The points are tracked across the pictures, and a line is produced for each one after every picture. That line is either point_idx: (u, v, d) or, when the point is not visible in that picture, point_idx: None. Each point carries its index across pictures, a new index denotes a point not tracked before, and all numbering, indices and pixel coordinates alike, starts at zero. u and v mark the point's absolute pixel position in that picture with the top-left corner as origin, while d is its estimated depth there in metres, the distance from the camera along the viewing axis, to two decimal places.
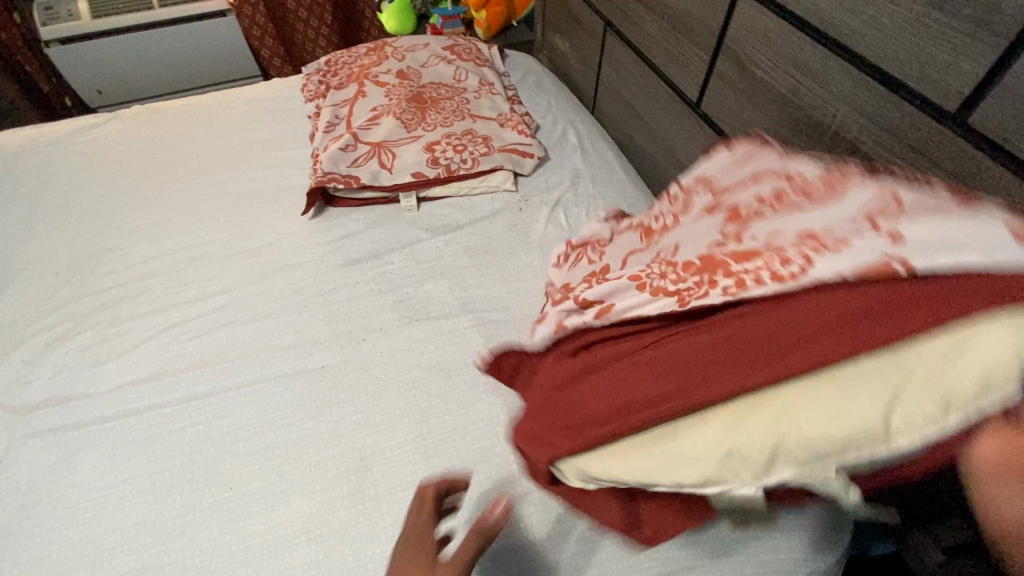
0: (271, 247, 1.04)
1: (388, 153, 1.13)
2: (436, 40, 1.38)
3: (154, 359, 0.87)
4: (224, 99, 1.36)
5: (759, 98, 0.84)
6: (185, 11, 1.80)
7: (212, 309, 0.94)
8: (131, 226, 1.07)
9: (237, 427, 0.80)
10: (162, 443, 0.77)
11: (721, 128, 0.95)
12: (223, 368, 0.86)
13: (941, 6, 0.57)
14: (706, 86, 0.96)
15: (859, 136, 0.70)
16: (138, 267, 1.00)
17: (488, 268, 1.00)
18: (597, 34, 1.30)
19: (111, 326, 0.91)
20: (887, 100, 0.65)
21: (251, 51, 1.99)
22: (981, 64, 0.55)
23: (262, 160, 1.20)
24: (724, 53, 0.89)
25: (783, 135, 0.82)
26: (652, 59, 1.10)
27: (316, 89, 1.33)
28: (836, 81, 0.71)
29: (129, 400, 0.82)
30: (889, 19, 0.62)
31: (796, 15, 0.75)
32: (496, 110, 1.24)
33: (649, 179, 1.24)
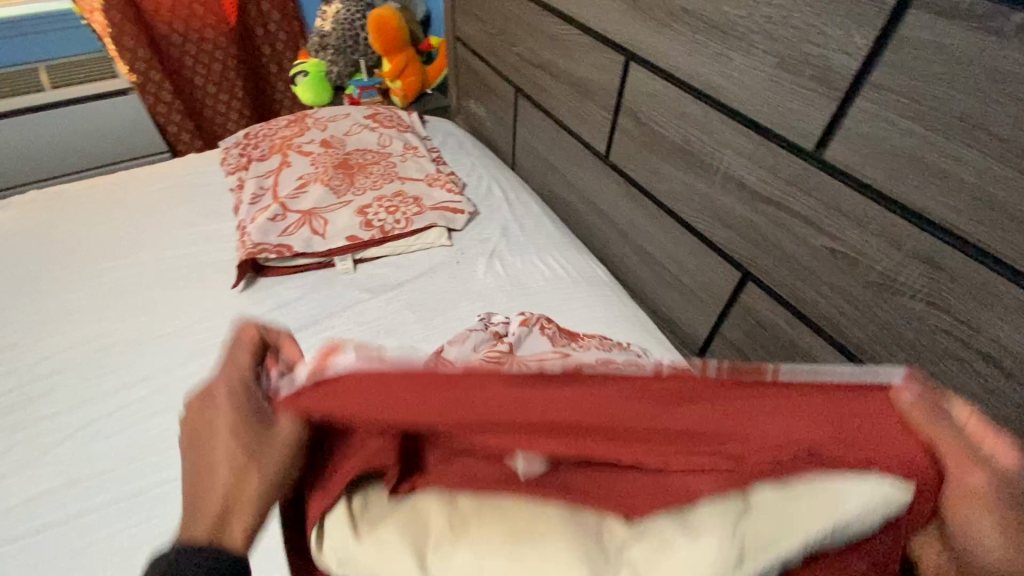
0: (199, 325, 0.99)
1: (320, 220, 1.14)
2: (356, 109, 1.43)
3: (69, 461, 0.79)
4: (134, 178, 1.31)
5: (658, 147, 0.96)
6: (81, 92, 1.75)
7: (135, 397, 0.87)
8: (32, 319, 0.98)
9: (175, 524, 0.74)
10: (87, 556, 0.70)
11: (629, 175, 1.07)
12: (154, 460, 0.80)
13: (788, 68, 0.70)
14: (611, 140, 1.08)
15: (744, 174, 0.82)
16: (42, 363, 0.92)
17: (433, 322, 1.02)
18: (510, 99, 1.42)
19: (15, 432, 0.83)
20: (761, 143, 0.78)
21: (157, 128, 1.93)
22: (826, 112, 0.68)
23: (182, 236, 1.16)
24: (623, 110, 1.01)
25: (682, 177, 0.93)
26: (562, 119, 1.22)
27: (236, 161, 1.33)
28: (719, 131, 0.83)
29: (43, 512, 0.74)
30: (750, 81, 0.75)
31: (677, 77, 0.88)
32: (422, 171, 1.30)
33: (573, 224, 1.34)
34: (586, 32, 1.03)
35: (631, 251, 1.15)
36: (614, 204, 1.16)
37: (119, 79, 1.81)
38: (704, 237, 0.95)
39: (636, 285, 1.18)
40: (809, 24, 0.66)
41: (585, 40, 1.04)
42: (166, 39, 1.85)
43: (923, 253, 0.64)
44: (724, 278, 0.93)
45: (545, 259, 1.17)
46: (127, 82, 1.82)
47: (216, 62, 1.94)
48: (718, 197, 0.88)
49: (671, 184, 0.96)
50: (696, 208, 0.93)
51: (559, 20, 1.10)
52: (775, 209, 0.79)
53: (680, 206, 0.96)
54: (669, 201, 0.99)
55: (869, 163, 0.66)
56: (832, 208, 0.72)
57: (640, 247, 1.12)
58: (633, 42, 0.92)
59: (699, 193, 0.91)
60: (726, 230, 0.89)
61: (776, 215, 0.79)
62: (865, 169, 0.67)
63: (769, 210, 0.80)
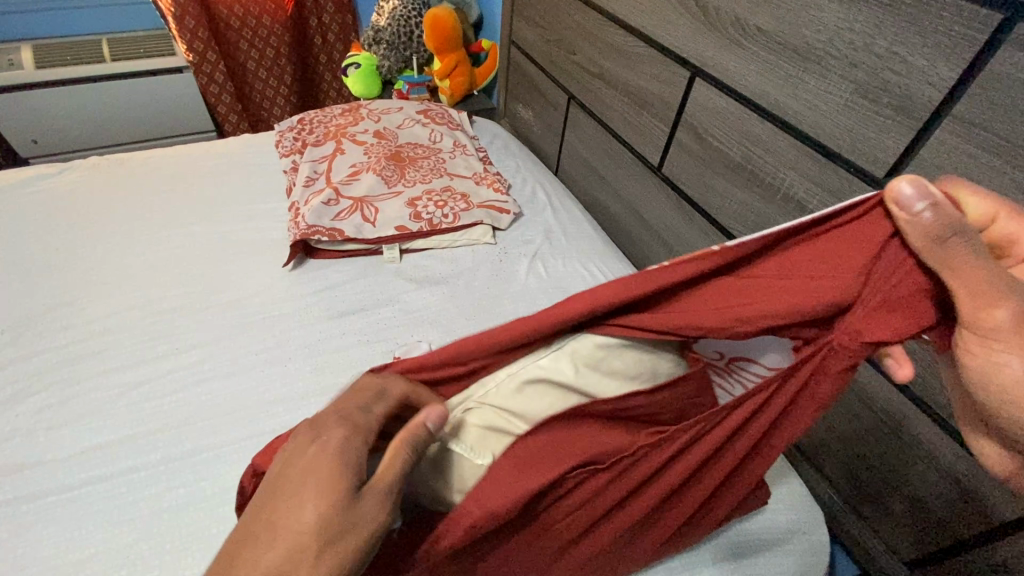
0: (246, 300, 1.04)
1: (371, 208, 1.18)
2: (409, 104, 1.46)
3: (125, 418, 0.85)
4: (193, 156, 1.37)
5: (716, 164, 0.97)
6: (135, 66, 1.79)
7: (186, 364, 0.93)
8: (90, 281, 1.04)
9: (221, 487, 0.78)
10: (136, 508, 0.75)
11: (682, 189, 1.08)
12: (201, 427, 0.85)
13: (866, 95, 0.70)
14: (666, 153, 1.09)
15: (805, 197, 0.83)
16: (100, 322, 0.98)
17: (476, 317, 1.05)
18: (562, 106, 1.44)
19: (73, 384, 0.89)
20: (827, 167, 0.78)
21: (208, 108, 1.98)
22: (902, 139, 0.68)
23: (234, 214, 1.22)
24: (682, 124, 1.02)
25: (738, 196, 0.95)
26: (615, 129, 1.24)
27: (291, 145, 1.38)
28: (783, 152, 0.84)
29: (96, 465, 0.79)
30: (823, 104, 0.76)
31: (743, 96, 0.88)
32: (471, 169, 1.33)
33: (617, 234, 1.36)
34: (651, 46, 1.05)
35: None
36: (657, 219, 1.19)
37: (176, 56, 1.85)
38: None
39: None
40: (892, 52, 0.66)
41: (649, 53, 1.06)
42: (225, 21, 1.89)
43: None
44: None
45: (587, 265, 1.18)
46: (183, 60, 1.85)
47: (270, 47, 1.98)
48: (776, 217, 0.89)
49: (725, 201, 0.98)
50: (751, 227, 0.94)
51: (624, 32, 1.11)
52: None
53: (733, 223, 0.98)
54: (721, 217, 1.00)
55: None
56: None
57: None
58: (701, 59, 0.94)
59: (755, 212, 0.92)
60: None
61: None
62: None
63: None
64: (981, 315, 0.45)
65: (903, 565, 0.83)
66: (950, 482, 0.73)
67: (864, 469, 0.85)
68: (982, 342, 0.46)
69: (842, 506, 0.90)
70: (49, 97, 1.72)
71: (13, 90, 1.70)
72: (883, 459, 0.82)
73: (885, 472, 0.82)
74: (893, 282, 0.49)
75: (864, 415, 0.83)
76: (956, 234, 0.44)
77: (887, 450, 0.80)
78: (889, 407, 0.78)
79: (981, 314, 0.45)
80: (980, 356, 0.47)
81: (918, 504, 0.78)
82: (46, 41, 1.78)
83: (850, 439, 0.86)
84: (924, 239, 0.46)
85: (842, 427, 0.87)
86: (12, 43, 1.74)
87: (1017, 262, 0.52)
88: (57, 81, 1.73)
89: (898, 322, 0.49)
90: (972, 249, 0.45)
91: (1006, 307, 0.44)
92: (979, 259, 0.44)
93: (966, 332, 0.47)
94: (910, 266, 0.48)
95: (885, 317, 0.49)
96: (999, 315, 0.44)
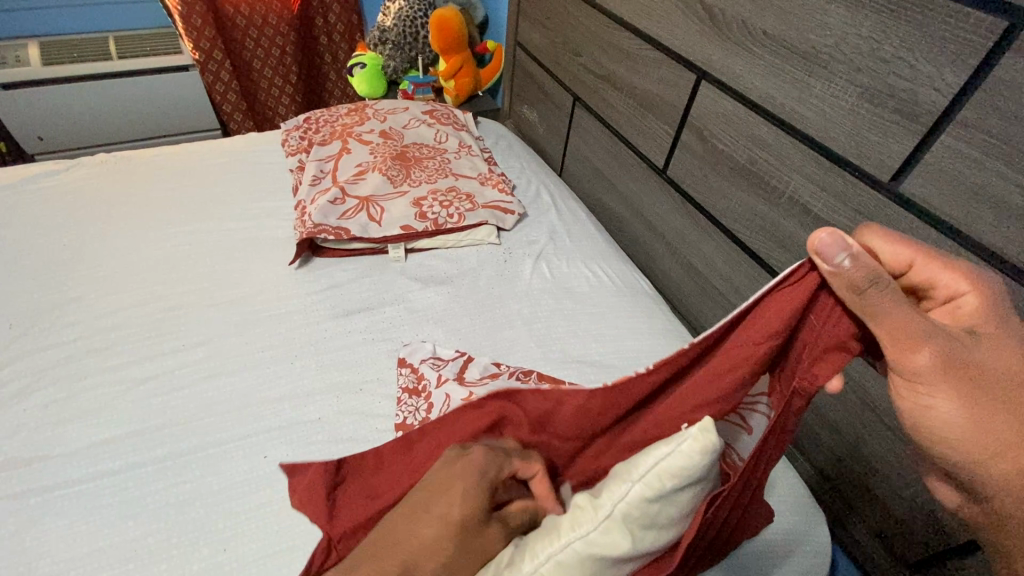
0: (252, 298, 1.05)
1: (376, 207, 1.19)
2: (414, 104, 1.47)
3: (132, 413, 0.86)
4: (199, 153, 1.38)
5: (721, 167, 0.98)
6: (141, 64, 1.80)
7: (192, 361, 0.93)
8: (97, 277, 1.05)
9: (227, 483, 0.79)
10: (142, 504, 0.76)
11: (686, 191, 1.08)
12: (207, 424, 0.85)
13: (872, 99, 0.71)
14: (671, 155, 1.10)
15: (810, 201, 0.83)
16: (107, 317, 0.99)
17: (481, 316, 1.06)
18: (567, 107, 1.45)
19: (79, 380, 0.89)
20: (832, 171, 0.79)
21: (213, 106, 1.99)
22: (907, 144, 0.69)
23: (239, 212, 1.22)
24: (687, 127, 1.03)
25: (743, 199, 0.95)
26: (620, 131, 1.24)
27: (297, 143, 1.39)
28: (788, 155, 0.84)
29: (103, 460, 0.80)
30: (829, 107, 0.76)
31: (748, 100, 0.89)
32: (475, 169, 1.33)
33: (621, 235, 1.36)
34: (658, 48, 1.05)
35: (677, 266, 1.18)
36: (660, 221, 1.20)
37: (182, 55, 1.86)
38: (759, 259, 0.97)
39: (680, 297, 1.20)
40: (899, 58, 0.67)
41: (655, 56, 1.06)
42: (231, 20, 1.89)
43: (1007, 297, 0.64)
44: None
45: (591, 266, 1.19)
46: (189, 58, 1.86)
47: (275, 46, 1.98)
48: (780, 220, 0.89)
49: (729, 204, 0.98)
50: (755, 230, 0.95)
51: (631, 35, 1.11)
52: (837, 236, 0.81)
53: (737, 227, 0.98)
54: (726, 221, 1.00)
55: (946, 199, 0.67)
56: None
57: (688, 261, 1.14)
58: (707, 62, 0.94)
59: (759, 215, 0.93)
60: (783, 253, 0.91)
61: None
62: (941, 205, 0.68)
63: None
64: (906, 358, 0.46)
65: (903, 568, 0.84)
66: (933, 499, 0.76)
67: (866, 474, 0.85)
68: (911, 385, 0.47)
69: (838, 512, 0.92)
70: (55, 94, 1.73)
71: (20, 86, 1.71)
72: (884, 464, 0.82)
73: (886, 479, 0.82)
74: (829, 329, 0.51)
75: (865, 421, 0.83)
76: (873, 283, 0.46)
77: (892, 455, 0.80)
78: (893, 412, 0.78)
79: (906, 359, 0.46)
80: (910, 398, 0.48)
81: (919, 509, 0.79)
82: (53, 38, 1.78)
83: (853, 444, 0.86)
84: (846, 291, 0.48)
85: (846, 433, 0.87)
86: (18, 40, 1.75)
87: (937, 304, 0.51)
88: (62, 78, 1.73)
89: (842, 359, 0.51)
90: (891, 297, 0.46)
91: (926, 351, 0.46)
92: (900, 307, 0.46)
93: (894, 377, 0.48)
94: (837, 314, 0.51)
95: (835, 362, 0.51)
96: (921, 358, 0.46)
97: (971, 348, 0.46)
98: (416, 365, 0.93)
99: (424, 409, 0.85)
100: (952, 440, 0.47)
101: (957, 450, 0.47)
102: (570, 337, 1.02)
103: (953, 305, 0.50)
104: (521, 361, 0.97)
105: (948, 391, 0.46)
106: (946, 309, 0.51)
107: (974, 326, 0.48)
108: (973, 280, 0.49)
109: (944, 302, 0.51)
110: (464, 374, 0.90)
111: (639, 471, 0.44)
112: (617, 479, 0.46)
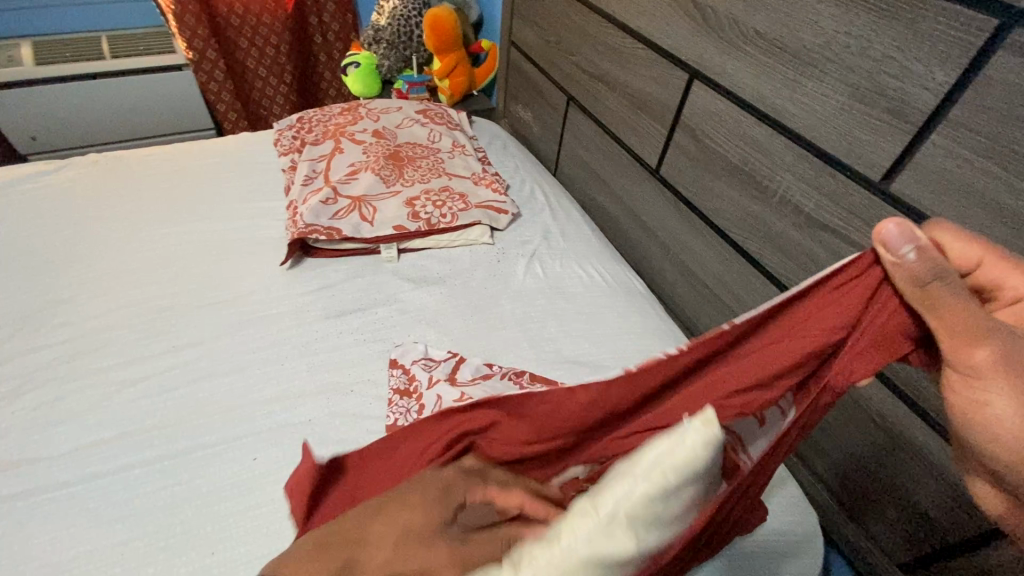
0: (243, 299, 1.04)
1: (369, 207, 1.18)
2: (408, 104, 1.46)
3: (120, 415, 0.85)
4: (191, 153, 1.37)
5: (714, 167, 0.97)
6: (135, 64, 1.79)
7: (181, 363, 0.93)
8: (86, 278, 1.04)
9: (216, 486, 0.78)
10: (131, 507, 0.75)
11: (679, 191, 1.08)
12: (197, 426, 0.85)
13: (862, 99, 0.71)
14: (664, 155, 1.09)
15: (802, 200, 0.83)
16: (96, 319, 0.98)
17: (474, 317, 1.05)
18: (561, 107, 1.44)
19: (67, 382, 0.88)
20: (823, 171, 0.79)
21: (207, 105, 1.98)
22: (898, 144, 0.69)
23: (231, 212, 1.22)
24: (680, 126, 1.02)
25: (735, 198, 0.95)
26: (614, 130, 1.24)
27: (290, 143, 1.38)
28: (781, 154, 0.84)
29: (91, 462, 0.79)
30: (820, 107, 0.76)
31: (740, 99, 0.89)
32: (469, 169, 1.33)
33: (615, 235, 1.36)
34: (650, 48, 1.05)
35: (671, 266, 1.18)
36: (654, 221, 1.19)
37: (175, 54, 1.85)
38: (752, 259, 0.96)
39: (675, 297, 1.20)
40: (889, 57, 0.66)
41: (647, 56, 1.06)
42: (225, 20, 1.88)
43: None
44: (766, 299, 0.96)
45: (584, 266, 1.18)
46: (183, 58, 1.85)
47: (269, 45, 1.97)
48: (773, 220, 0.89)
49: (722, 204, 0.98)
50: (748, 230, 0.94)
51: (623, 34, 1.11)
52: (828, 235, 0.81)
53: (731, 226, 0.98)
54: (719, 221, 1.00)
55: (937, 198, 0.67)
56: None
57: (682, 261, 1.14)
58: (699, 61, 0.94)
59: (752, 214, 0.93)
60: (776, 252, 0.91)
61: (830, 242, 0.81)
62: (934, 204, 0.67)
63: (823, 237, 0.82)
64: (961, 354, 0.44)
65: (897, 568, 0.83)
66: (943, 489, 0.74)
67: (861, 474, 0.85)
68: (965, 382, 0.45)
69: (838, 514, 0.90)
70: (47, 94, 1.72)
71: (12, 86, 1.70)
72: (880, 463, 0.81)
73: (883, 478, 0.81)
74: (880, 320, 0.49)
75: (859, 419, 0.83)
76: (938, 278, 0.45)
77: (887, 455, 0.80)
78: (886, 412, 0.78)
79: (963, 353, 0.44)
80: (964, 396, 0.45)
81: (914, 508, 0.78)
82: (44, 38, 1.77)
83: (848, 443, 0.86)
84: (906, 283, 0.46)
85: (841, 432, 0.86)
86: (9, 39, 1.73)
87: (1002, 306, 0.50)
88: (55, 78, 1.72)
89: (881, 359, 0.49)
90: (955, 293, 0.44)
91: (988, 346, 0.43)
92: (962, 303, 0.44)
93: (949, 373, 0.46)
94: (893, 306, 0.48)
95: (873, 356, 0.49)
96: (978, 355, 0.44)
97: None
98: (407, 366, 0.93)
99: (415, 411, 0.85)
100: (1005, 442, 0.44)
101: (1006, 451, 0.44)
102: (563, 338, 1.02)
103: (1020, 306, 0.49)
104: (514, 362, 0.97)
105: (1004, 388, 0.43)
106: (1010, 310, 0.50)
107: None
108: None
109: (1010, 305, 0.50)
110: (456, 376, 0.89)
111: (642, 469, 0.42)
112: (620, 478, 0.44)
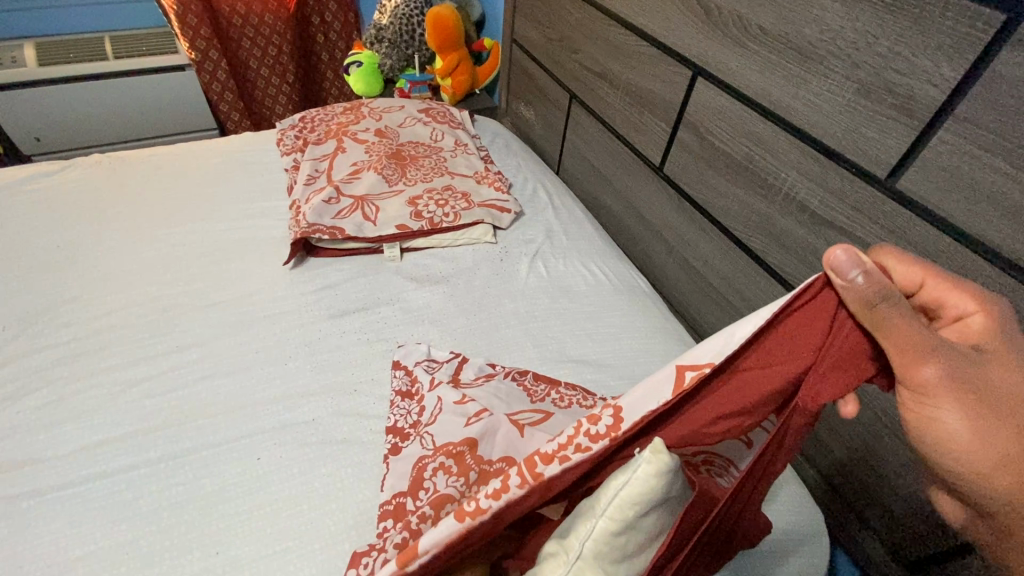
0: (246, 299, 1.04)
1: (372, 207, 1.18)
2: (411, 102, 1.46)
3: (125, 415, 0.85)
4: (194, 153, 1.37)
5: (718, 165, 0.97)
6: (138, 64, 1.79)
7: (185, 363, 0.93)
8: (90, 279, 1.04)
9: (221, 486, 0.78)
10: (135, 507, 0.75)
11: (683, 189, 1.08)
12: (200, 426, 0.85)
13: (868, 95, 0.70)
14: (667, 153, 1.09)
15: (807, 198, 0.83)
16: (100, 320, 0.98)
17: (477, 316, 1.05)
18: (563, 105, 1.44)
19: (72, 383, 0.89)
20: (829, 168, 0.78)
21: (210, 105, 1.98)
22: (904, 140, 0.68)
23: (235, 212, 1.22)
24: (684, 124, 1.02)
25: (740, 196, 0.94)
26: (617, 128, 1.23)
27: (293, 143, 1.38)
28: (786, 152, 0.83)
29: (95, 463, 0.79)
30: (826, 104, 0.76)
31: (745, 96, 0.88)
32: (471, 168, 1.33)
33: (618, 234, 1.36)
34: (653, 45, 1.04)
35: (675, 264, 1.17)
36: (658, 220, 1.19)
37: (178, 54, 1.85)
38: (756, 257, 0.96)
39: (678, 296, 1.20)
40: (896, 52, 0.66)
41: (651, 53, 1.05)
42: (227, 19, 1.88)
43: (1007, 295, 0.63)
44: (773, 297, 0.95)
45: (587, 264, 1.18)
46: (185, 58, 1.85)
47: (272, 45, 1.97)
48: (778, 218, 0.88)
49: (726, 202, 0.97)
50: (752, 228, 0.94)
51: (627, 31, 1.10)
52: (834, 233, 0.80)
53: (735, 224, 0.97)
54: (723, 219, 1.00)
55: (944, 195, 0.66)
56: (900, 238, 0.72)
57: (686, 259, 1.14)
58: (703, 58, 0.93)
59: (756, 212, 0.92)
60: (781, 251, 0.90)
61: (836, 239, 0.80)
62: (942, 202, 0.67)
63: (829, 235, 0.81)
64: (911, 373, 0.44)
65: (901, 566, 0.83)
66: None
67: (866, 474, 0.84)
68: (916, 400, 0.45)
69: (843, 513, 0.90)
70: (50, 94, 1.72)
71: (16, 88, 1.70)
72: (885, 463, 0.81)
73: (888, 478, 0.81)
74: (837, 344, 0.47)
75: (864, 419, 0.82)
76: (884, 300, 0.44)
77: (889, 453, 0.80)
78: (893, 410, 0.78)
79: (912, 371, 0.44)
80: (913, 411, 0.46)
81: (920, 507, 0.78)
82: (48, 38, 1.78)
83: (853, 442, 0.85)
84: (857, 307, 0.45)
85: (845, 431, 0.86)
86: (13, 40, 1.74)
87: (945, 323, 0.49)
88: (58, 78, 1.73)
89: (849, 379, 0.47)
90: (900, 313, 0.44)
91: (930, 365, 0.44)
92: (909, 323, 0.43)
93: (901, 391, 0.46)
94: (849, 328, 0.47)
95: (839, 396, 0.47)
96: (926, 373, 0.44)
97: (967, 358, 0.45)
98: (410, 366, 0.93)
99: (417, 411, 0.84)
100: (959, 453, 0.45)
101: (961, 463, 0.45)
102: (566, 337, 1.01)
103: (963, 323, 0.48)
104: (517, 361, 0.96)
105: (951, 403, 0.44)
106: (953, 329, 0.49)
107: (981, 345, 0.46)
108: (980, 297, 0.47)
109: (952, 322, 0.49)
110: (459, 376, 0.89)
111: (600, 506, 0.43)
112: (585, 515, 0.45)
